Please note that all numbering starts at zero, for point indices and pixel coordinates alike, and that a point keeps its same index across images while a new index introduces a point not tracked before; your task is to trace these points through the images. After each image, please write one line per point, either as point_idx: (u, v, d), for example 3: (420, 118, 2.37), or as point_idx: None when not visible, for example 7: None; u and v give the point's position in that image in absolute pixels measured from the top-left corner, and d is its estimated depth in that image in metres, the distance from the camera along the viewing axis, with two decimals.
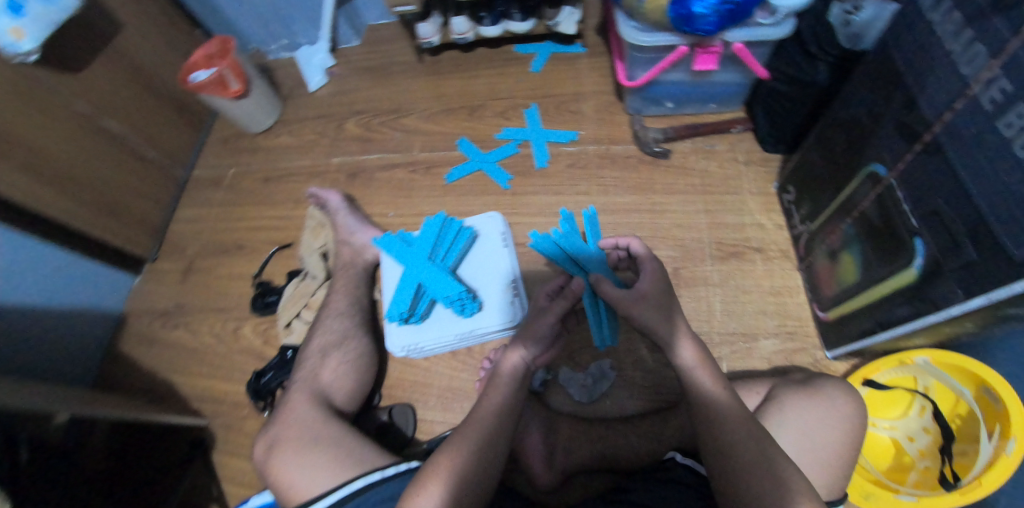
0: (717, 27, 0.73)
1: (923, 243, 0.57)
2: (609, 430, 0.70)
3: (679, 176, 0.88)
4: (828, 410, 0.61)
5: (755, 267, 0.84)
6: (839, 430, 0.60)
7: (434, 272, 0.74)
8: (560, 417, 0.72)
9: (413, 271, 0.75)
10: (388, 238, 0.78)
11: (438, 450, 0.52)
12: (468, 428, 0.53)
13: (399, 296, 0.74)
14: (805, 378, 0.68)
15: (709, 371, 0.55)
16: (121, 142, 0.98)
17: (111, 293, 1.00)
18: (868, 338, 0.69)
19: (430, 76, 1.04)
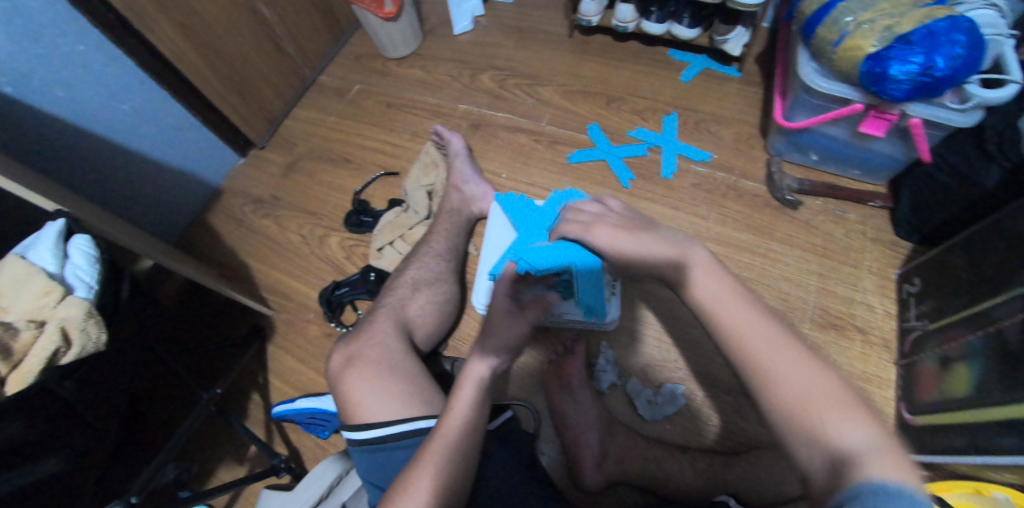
0: (906, 96, 0.68)
1: None
2: (664, 454, 0.67)
3: (801, 230, 0.85)
4: None
5: (853, 345, 0.79)
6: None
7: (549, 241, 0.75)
8: (618, 425, 0.70)
9: (528, 235, 0.77)
10: (510, 198, 0.82)
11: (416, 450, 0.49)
12: (443, 427, 0.50)
13: (509, 253, 0.75)
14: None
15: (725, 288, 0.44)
16: (267, 28, 1.00)
17: (215, 166, 1.03)
18: (964, 458, 0.63)
19: (576, 54, 1.03)
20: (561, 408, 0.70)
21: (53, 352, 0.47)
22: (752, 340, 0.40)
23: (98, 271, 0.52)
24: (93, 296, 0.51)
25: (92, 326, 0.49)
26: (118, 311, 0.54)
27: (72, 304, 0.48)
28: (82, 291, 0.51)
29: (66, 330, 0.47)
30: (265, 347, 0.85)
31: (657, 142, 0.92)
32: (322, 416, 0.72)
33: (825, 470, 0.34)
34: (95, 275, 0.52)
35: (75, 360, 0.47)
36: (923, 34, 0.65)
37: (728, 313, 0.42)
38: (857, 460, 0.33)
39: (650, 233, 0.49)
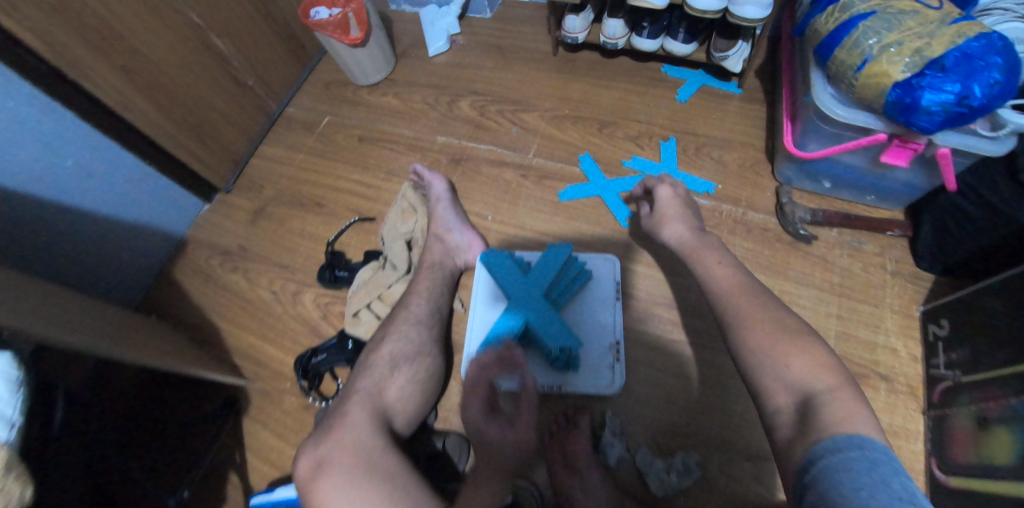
0: (937, 128, 0.61)
1: None
2: None
3: (816, 267, 0.78)
4: None
5: (877, 396, 0.72)
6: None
7: (544, 313, 0.65)
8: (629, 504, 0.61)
9: (520, 306, 0.65)
10: (500, 258, 0.69)
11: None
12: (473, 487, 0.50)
13: (496, 330, 0.65)
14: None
15: (702, 255, 0.63)
16: (222, 62, 0.91)
17: (177, 216, 0.95)
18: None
19: (562, 74, 0.94)
20: (566, 491, 0.62)
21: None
22: (742, 312, 0.54)
23: (22, 400, 0.43)
24: (14, 437, 0.42)
25: (11, 482, 0.41)
26: (45, 450, 0.47)
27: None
28: (2, 432, 0.41)
29: None
30: (240, 421, 0.79)
31: (656, 172, 0.84)
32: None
33: (794, 415, 0.46)
34: (19, 405, 0.43)
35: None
36: (956, 58, 0.57)
37: (719, 281, 0.59)
38: (823, 399, 0.45)
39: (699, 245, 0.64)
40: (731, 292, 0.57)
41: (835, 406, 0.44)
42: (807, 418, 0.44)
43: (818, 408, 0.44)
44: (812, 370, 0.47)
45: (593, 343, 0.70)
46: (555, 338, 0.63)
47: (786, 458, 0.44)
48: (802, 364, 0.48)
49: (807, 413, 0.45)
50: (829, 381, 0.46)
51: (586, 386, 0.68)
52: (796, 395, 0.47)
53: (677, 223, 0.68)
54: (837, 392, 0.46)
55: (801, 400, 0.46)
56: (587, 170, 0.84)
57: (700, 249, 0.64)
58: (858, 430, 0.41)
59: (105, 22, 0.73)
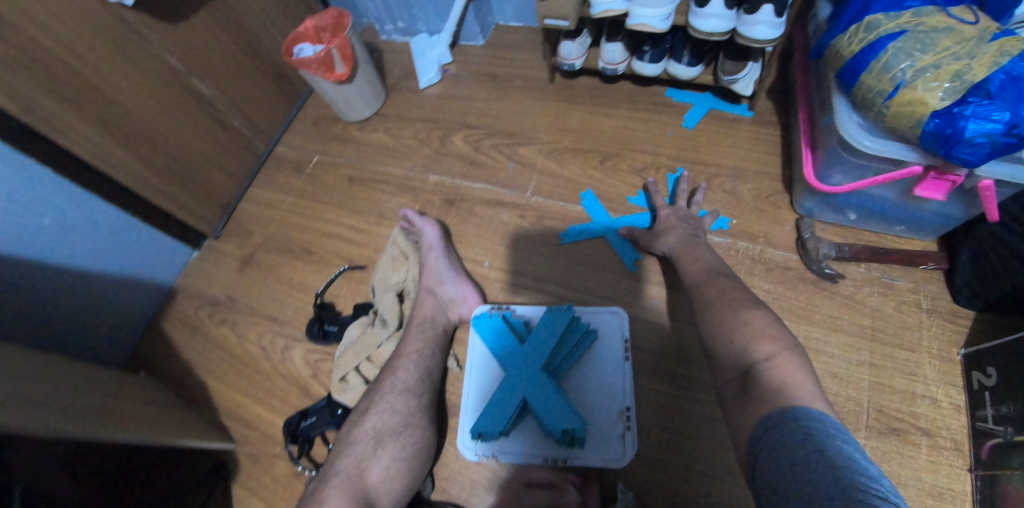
0: (981, 159, 0.55)
1: None
2: None
3: (844, 309, 0.71)
4: None
5: (919, 454, 0.65)
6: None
7: (543, 390, 0.61)
8: None
9: (517, 382, 0.62)
10: (491, 325, 0.69)
11: None
12: None
13: (493, 408, 0.62)
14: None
15: (683, 253, 0.64)
16: (207, 106, 0.87)
17: (166, 265, 0.91)
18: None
19: (560, 102, 0.89)
20: None
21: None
22: (706, 296, 0.56)
23: None
24: None
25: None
26: None
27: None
28: None
29: None
30: (229, 488, 0.74)
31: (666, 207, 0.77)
32: None
33: (737, 387, 0.46)
34: None
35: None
36: (1001, 83, 0.51)
37: (688, 275, 0.61)
38: (760, 369, 0.45)
39: (688, 246, 0.65)
40: (702, 286, 0.58)
41: (773, 371, 0.44)
42: (748, 390, 0.44)
43: (758, 378, 0.44)
44: (753, 340, 0.48)
45: (601, 411, 0.63)
46: (557, 419, 0.59)
47: (734, 432, 0.44)
48: (746, 335, 0.48)
49: (748, 385, 0.45)
50: (768, 348, 0.46)
51: (595, 462, 0.60)
52: (738, 370, 0.47)
53: (672, 232, 0.67)
54: (777, 360, 0.45)
55: (743, 372, 0.46)
56: (591, 208, 0.78)
57: (685, 247, 0.64)
58: (798, 399, 0.40)
59: (79, 75, 0.69)
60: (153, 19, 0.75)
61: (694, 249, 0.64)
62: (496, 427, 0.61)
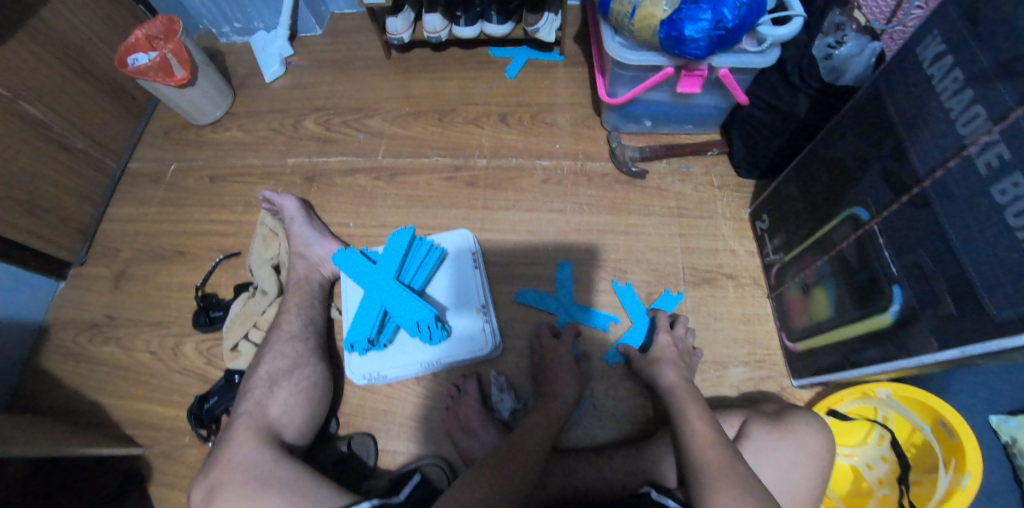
0: (706, 53, 0.69)
1: (901, 291, 0.53)
2: (583, 463, 0.69)
3: (654, 197, 0.87)
4: (794, 447, 0.62)
5: (726, 293, 0.82)
6: (803, 466, 0.61)
7: (398, 297, 0.69)
8: None
9: (376, 295, 0.69)
10: (349, 256, 0.72)
11: None
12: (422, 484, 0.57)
13: (359, 320, 0.69)
14: (778, 410, 0.68)
15: (688, 393, 0.65)
16: (44, 129, 0.86)
17: (31, 301, 0.88)
18: (845, 374, 0.66)
19: (399, 74, 0.98)
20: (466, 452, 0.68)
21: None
22: (706, 457, 0.56)
23: None
24: None
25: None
26: None
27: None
28: None
29: None
30: (145, 489, 0.75)
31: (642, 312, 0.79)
32: None
33: None
34: None
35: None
36: None
37: (688, 420, 0.61)
38: None
39: (692, 393, 0.65)
40: (703, 447, 0.57)
41: None
42: None
43: None
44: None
45: (462, 316, 0.75)
46: (411, 316, 0.68)
47: None
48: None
49: None
50: None
51: (461, 351, 0.74)
52: None
53: (671, 366, 0.69)
54: None
55: None
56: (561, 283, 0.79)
57: (692, 392, 0.65)
58: None
59: None
60: None
61: (699, 406, 0.62)
62: (363, 335, 0.68)
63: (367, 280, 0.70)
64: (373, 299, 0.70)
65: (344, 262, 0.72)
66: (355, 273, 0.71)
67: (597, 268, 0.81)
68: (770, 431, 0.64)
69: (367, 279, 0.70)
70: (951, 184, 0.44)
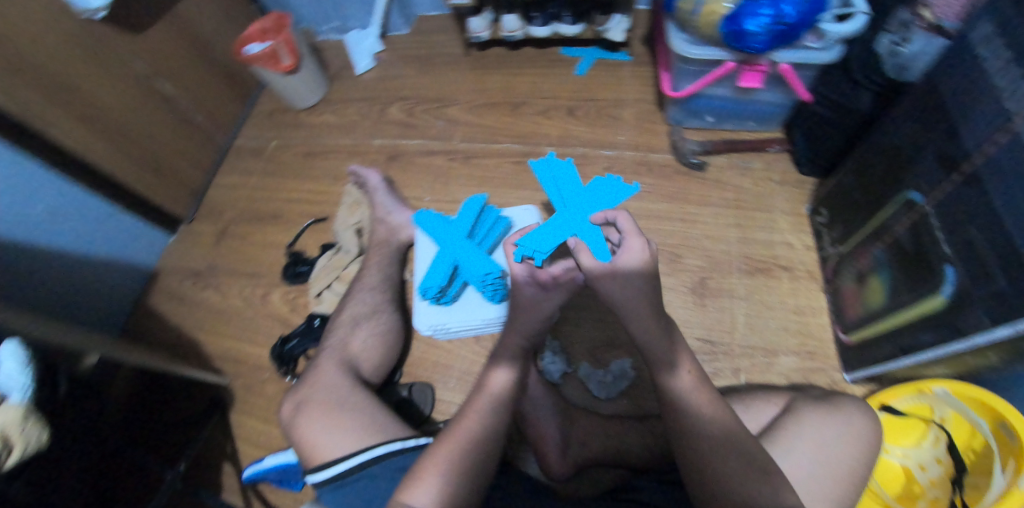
0: (767, 47, 0.74)
1: (953, 271, 0.56)
2: (624, 428, 0.73)
3: (712, 188, 0.90)
4: (845, 426, 0.63)
5: (781, 284, 0.84)
6: (850, 448, 0.62)
7: (469, 253, 0.75)
8: (575, 410, 0.75)
9: (450, 251, 0.75)
10: (429, 215, 0.79)
11: (429, 449, 0.52)
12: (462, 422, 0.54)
13: (433, 272, 0.74)
14: (825, 396, 0.69)
15: (703, 392, 0.54)
16: (171, 103, 1.01)
17: (147, 249, 1.02)
18: (906, 360, 0.65)
19: (476, 70, 1.07)
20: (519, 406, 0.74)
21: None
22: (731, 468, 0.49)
23: (30, 371, 0.55)
24: (28, 396, 0.54)
25: (30, 427, 0.53)
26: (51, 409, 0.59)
27: (7, 411, 0.51)
28: (17, 394, 0.54)
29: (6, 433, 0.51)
30: (228, 415, 0.85)
31: (584, 213, 0.62)
32: (292, 469, 0.74)
33: None
34: (29, 375, 0.55)
35: (19, 460, 0.52)
36: None
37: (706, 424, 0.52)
38: None
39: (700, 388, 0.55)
40: (723, 455, 0.49)
41: None
42: None
43: None
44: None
45: None
46: (480, 269, 0.73)
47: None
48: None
49: None
50: None
51: None
52: None
53: (680, 362, 0.56)
54: None
55: None
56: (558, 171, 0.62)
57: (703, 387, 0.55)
58: None
59: (66, 81, 0.82)
60: (119, 30, 0.89)
61: (710, 392, 0.55)
62: (436, 283, 0.73)
63: (443, 236, 0.76)
64: (445, 254, 0.75)
65: (423, 220, 0.79)
66: (433, 230, 0.77)
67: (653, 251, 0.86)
68: (823, 412, 0.65)
69: (441, 235, 0.76)
70: (1002, 158, 0.48)
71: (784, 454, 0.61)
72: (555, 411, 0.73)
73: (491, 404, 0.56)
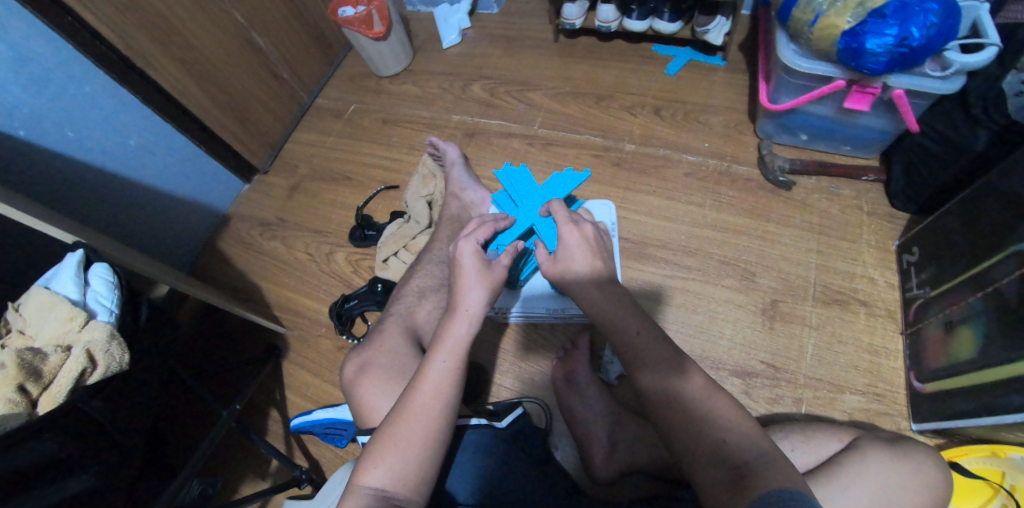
0: (885, 69, 0.69)
1: None
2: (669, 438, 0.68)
3: (796, 210, 0.86)
4: (911, 474, 0.56)
5: (858, 319, 0.79)
6: (917, 496, 0.55)
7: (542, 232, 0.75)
8: (625, 413, 0.72)
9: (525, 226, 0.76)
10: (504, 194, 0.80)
11: (395, 418, 0.51)
12: (426, 382, 0.53)
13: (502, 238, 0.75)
14: (894, 437, 0.62)
15: (720, 400, 0.48)
16: (262, 56, 1.03)
17: (221, 193, 1.06)
18: (981, 422, 0.62)
19: (563, 57, 1.06)
20: (568, 403, 0.74)
21: (81, 372, 0.52)
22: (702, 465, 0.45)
23: (117, 295, 0.57)
24: (114, 319, 0.56)
25: (115, 348, 0.54)
26: (136, 333, 0.60)
27: (96, 327, 0.53)
28: (104, 316, 0.56)
29: (91, 352, 0.52)
30: (281, 364, 0.87)
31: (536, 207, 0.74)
32: (338, 426, 0.75)
33: None
34: (115, 299, 0.57)
35: (101, 378, 0.53)
36: (896, 6, 0.65)
37: (696, 424, 0.47)
38: None
39: (704, 392, 0.49)
40: (704, 451, 0.45)
41: None
42: None
43: None
44: None
45: None
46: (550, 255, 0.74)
47: None
48: None
49: None
50: None
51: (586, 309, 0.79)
52: None
53: (695, 371, 0.51)
54: None
55: None
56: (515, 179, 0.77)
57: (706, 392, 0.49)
58: None
59: (171, 22, 0.85)
60: None
61: (722, 396, 0.49)
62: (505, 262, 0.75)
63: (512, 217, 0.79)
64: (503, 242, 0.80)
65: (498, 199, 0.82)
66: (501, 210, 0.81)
67: (726, 266, 0.83)
68: (889, 455, 0.58)
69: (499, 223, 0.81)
70: None
71: (840, 491, 0.55)
72: (605, 411, 0.72)
73: (448, 366, 0.54)
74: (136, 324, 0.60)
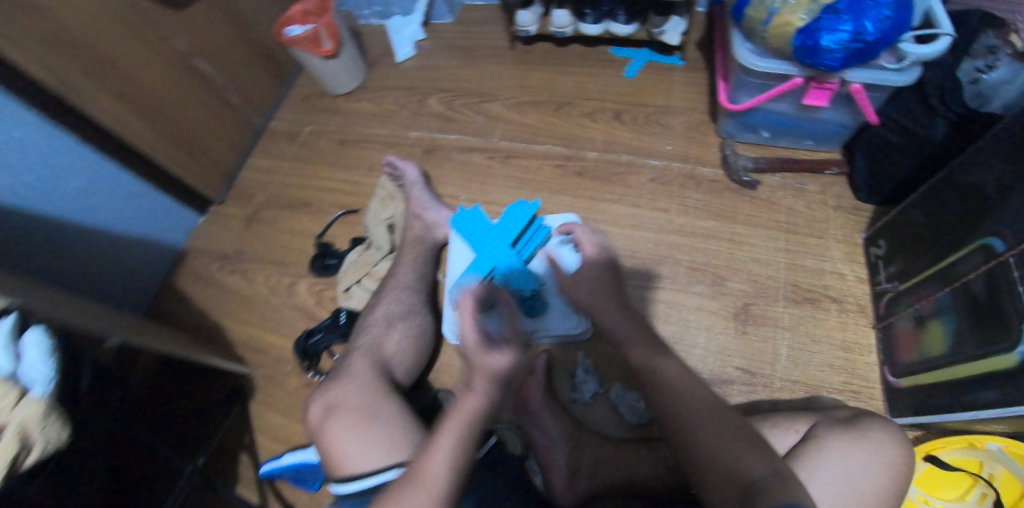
0: (841, 65, 0.67)
1: None
2: (636, 457, 0.68)
3: (762, 209, 0.85)
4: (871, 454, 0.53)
5: (830, 316, 0.78)
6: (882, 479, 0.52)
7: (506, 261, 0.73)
8: (585, 433, 0.71)
9: (486, 258, 0.73)
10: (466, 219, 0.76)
11: (405, 487, 0.46)
12: (445, 449, 0.47)
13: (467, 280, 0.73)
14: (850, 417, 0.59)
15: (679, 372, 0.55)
16: (208, 82, 0.99)
17: (175, 228, 1.01)
18: (954, 416, 0.61)
19: (519, 65, 1.03)
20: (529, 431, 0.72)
21: (16, 456, 0.45)
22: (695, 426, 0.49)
23: (55, 362, 0.51)
24: (52, 389, 0.49)
25: (51, 425, 0.48)
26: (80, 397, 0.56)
27: (31, 404, 0.47)
28: (40, 388, 0.49)
29: (27, 430, 0.46)
30: (248, 405, 0.84)
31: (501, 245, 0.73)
32: (309, 469, 0.72)
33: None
34: (54, 367, 0.50)
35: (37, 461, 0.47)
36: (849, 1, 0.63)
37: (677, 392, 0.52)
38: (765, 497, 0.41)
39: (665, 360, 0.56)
40: (691, 404, 0.51)
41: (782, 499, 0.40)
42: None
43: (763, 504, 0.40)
44: (746, 458, 0.45)
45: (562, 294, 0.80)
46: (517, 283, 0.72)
47: None
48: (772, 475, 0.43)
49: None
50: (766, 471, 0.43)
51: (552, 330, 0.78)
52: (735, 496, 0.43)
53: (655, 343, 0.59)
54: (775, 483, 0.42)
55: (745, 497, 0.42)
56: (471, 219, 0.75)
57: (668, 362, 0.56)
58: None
59: (104, 55, 0.80)
60: (161, 5, 0.87)
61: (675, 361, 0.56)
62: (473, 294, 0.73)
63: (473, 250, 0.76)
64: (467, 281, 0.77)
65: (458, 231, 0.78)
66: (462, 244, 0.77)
67: (695, 271, 0.82)
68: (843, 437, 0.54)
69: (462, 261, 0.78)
70: None
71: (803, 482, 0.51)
72: (563, 435, 0.70)
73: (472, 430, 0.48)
74: (76, 393, 0.55)
